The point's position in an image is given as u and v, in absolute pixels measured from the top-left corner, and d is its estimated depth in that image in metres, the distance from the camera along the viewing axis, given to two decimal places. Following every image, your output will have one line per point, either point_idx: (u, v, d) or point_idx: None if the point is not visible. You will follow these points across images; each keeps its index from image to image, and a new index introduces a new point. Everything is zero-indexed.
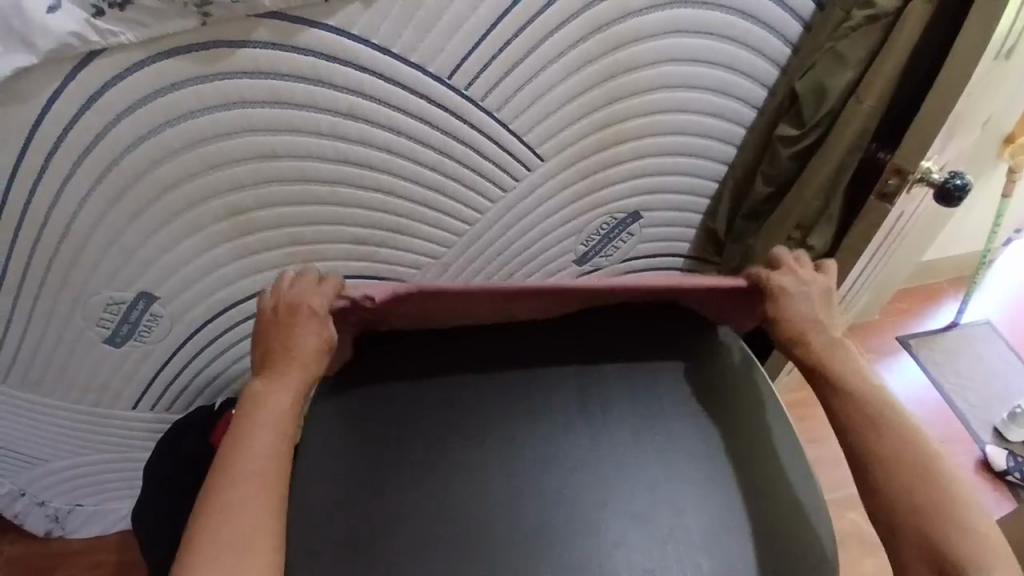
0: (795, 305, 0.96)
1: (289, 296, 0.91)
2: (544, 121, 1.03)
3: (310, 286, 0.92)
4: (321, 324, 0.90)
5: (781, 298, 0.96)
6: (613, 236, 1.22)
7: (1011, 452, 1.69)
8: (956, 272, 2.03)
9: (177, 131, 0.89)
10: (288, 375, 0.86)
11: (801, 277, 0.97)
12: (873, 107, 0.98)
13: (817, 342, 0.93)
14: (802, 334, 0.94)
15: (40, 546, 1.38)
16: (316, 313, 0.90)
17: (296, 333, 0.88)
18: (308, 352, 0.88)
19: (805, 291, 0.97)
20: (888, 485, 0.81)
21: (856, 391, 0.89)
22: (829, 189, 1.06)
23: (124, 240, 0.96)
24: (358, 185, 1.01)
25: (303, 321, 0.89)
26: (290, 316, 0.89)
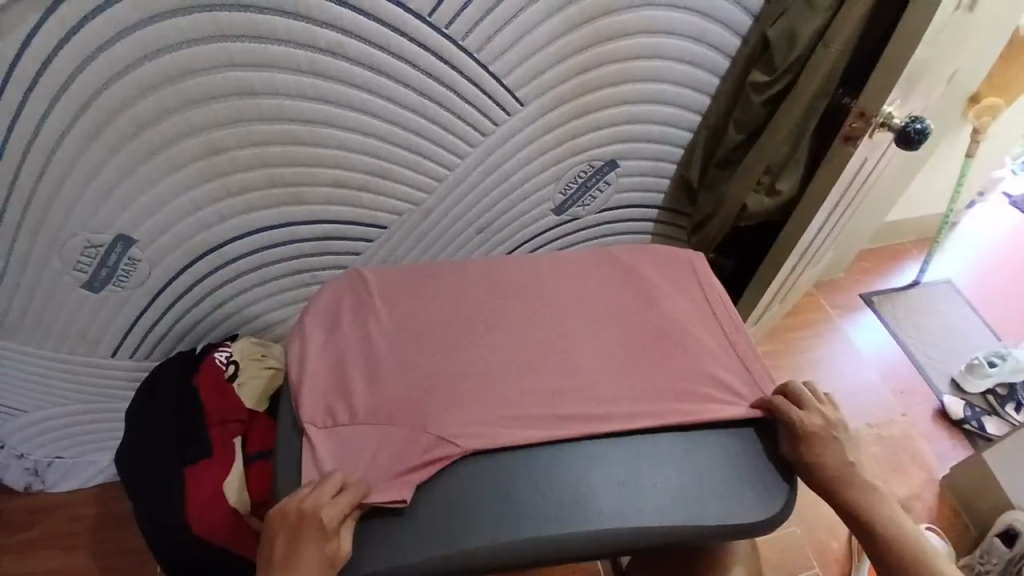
0: (832, 454, 0.86)
1: (304, 504, 0.76)
2: (524, 63, 1.04)
3: (325, 493, 0.77)
4: (329, 542, 0.75)
5: (818, 444, 0.86)
6: (591, 184, 1.25)
7: (968, 402, 1.78)
8: (919, 233, 2.11)
9: (156, 66, 0.89)
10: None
11: (828, 415, 0.89)
12: (841, 51, 1.01)
13: (850, 489, 0.86)
14: (833, 479, 0.86)
15: (20, 500, 1.38)
16: (327, 532, 0.75)
17: (303, 546, 0.74)
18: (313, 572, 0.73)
19: (836, 431, 0.88)
20: None
21: (885, 520, 0.85)
22: (798, 134, 1.09)
23: (103, 180, 0.96)
24: (338, 126, 1.02)
25: (314, 536, 0.75)
26: (300, 527, 0.75)
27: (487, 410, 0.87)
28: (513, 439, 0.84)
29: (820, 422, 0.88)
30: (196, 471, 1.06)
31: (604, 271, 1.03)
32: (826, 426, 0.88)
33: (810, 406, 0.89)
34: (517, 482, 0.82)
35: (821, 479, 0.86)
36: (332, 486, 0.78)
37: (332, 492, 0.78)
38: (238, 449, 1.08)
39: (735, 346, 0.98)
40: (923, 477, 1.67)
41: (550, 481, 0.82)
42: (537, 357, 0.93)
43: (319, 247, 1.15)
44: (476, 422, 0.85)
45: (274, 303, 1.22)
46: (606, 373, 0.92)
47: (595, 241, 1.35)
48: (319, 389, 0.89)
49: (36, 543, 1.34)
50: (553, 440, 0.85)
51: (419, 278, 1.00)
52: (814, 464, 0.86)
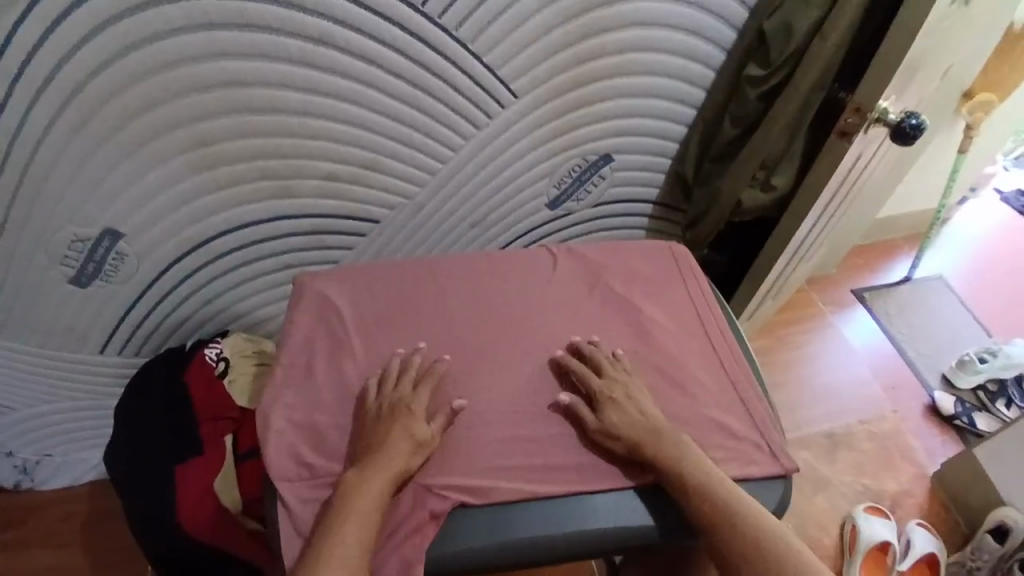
0: (625, 411, 0.83)
1: (392, 399, 0.83)
2: (518, 54, 1.03)
3: (405, 388, 0.84)
4: (418, 426, 0.81)
5: (609, 405, 0.84)
6: (585, 178, 1.24)
7: (959, 398, 1.79)
8: (910, 229, 2.12)
9: (141, 57, 0.87)
10: (386, 463, 0.77)
11: (625, 379, 0.87)
12: (836, 46, 1.00)
13: (660, 451, 0.81)
14: (635, 437, 0.82)
15: (8, 498, 1.36)
16: (413, 417, 0.81)
17: (394, 429, 0.80)
18: (405, 446, 0.79)
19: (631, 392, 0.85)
20: None
21: (687, 477, 0.79)
22: (794, 129, 1.09)
23: (89, 174, 0.94)
24: (330, 118, 1.00)
25: (403, 419, 0.81)
26: (389, 413, 0.82)
27: (474, 462, 0.81)
28: (509, 438, 0.83)
29: (615, 384, 0.86)
30: (188, 470, 1.04)
31: (599, 304, 0.96)
32: (624, 389, 0.85)
33: (607, 370, 0.87)
34: (511, 482, 0.80)
35: (625, 439, 0.82)
36: (410, 380, 0.85)
37: (411, 384, 0.85)
38: (230, 446, 1.05)
39: (739, 392, 0.91)
40: (915, 473, 1.68)
41: (546, 478, 0.81)
42: (530, 397, 0.87)
43: (313, 243, 1.14)
44: (463, 474, 0.80)
45: (265, 300, 1.21)
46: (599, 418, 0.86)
47: (591, 235, 1.34)
48: (289, 443, 0.82)
49: (26, 542, 1.32)
50: (552, 444, 0.84)
51: (398, 312, 0.93)
52: (604, 426, 0.83)
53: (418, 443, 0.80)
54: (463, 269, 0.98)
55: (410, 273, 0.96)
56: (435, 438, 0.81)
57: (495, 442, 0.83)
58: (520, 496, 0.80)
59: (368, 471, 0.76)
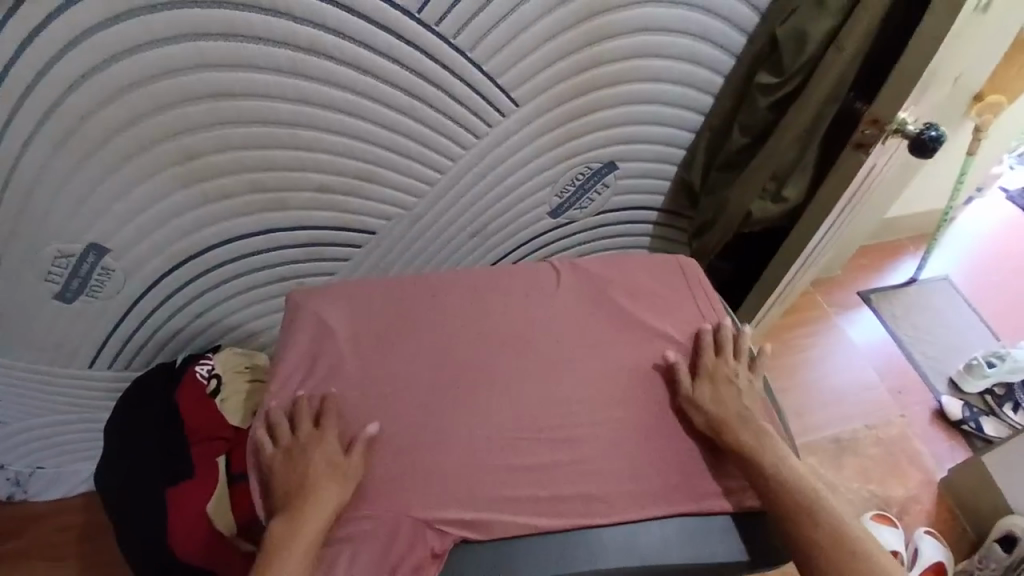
0: (727, 393, 0.85)
1: (303, 435, 0.79)
2: (518, 62, 0.99)
3: (306, 427, 0.80)
4: (338, 456, 0.78)
5: (714, 384, 0.86)
6: (588, 187, 1.20)
7: (966, 403, 1.75)
8: (916, 230, 2.08)
9: (123, 69, 0.83)
10: (308, 515, 0.73)
11: (733, 363, 0.89)
12: (852, 56, 0.96)
13: (744, 433, 0.82)
14: (722, 419, 0.83)
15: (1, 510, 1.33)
16: (330, 449, 0.78)
17: (312, 475, 0.76)
18: (328, 491, 0.76)
19: (732, 377, 0.87)
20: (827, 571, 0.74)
21: (768, 463, 0.80)
22: (806, 139, 1.05)
23: (72, 190, 0.90)
24: (322, 129, 0.96)
25: (321, 459, 0.77)
26: (304, 448, 0.79)
27: (476, 493, 0.78)
28: (510, 465, 0.80)
29: (722, 366, 0.88)
30: (178, 492, 1.00)
31: (606, 323, 0.93)
32: (733, 374, 0.87)
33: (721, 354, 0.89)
34: (513, 515, 0.77)
35: (713, 419, 0.83)
36: (309, 418, 0.81)
37: (312, 422, 0.80)
38: (221, 467, 1.01)
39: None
40: (922, 480, 1.65)
41: (549, 508, 0.79)
42: (532, 422, 0.83)
43: (308, 255, 1.11)
44: (463, 505, 0.77)
45: (259, 311, 1.18)
46: (606, 443, 0.83)
47: (594, 243, 1.31)
48: (278, 474, 0.79)
49: (20, 556, 1.29)
50: (557, 471, 0.81)
51: (396, 331, 0.89)
52: (699, 402, 0.84)
53: (339, 484, 0.76)
54: (463, 286, 0.94)
55: (408, 290, 0.93)
56: (358, 472, 0.78)
57: (498, 472, 0.80)
58: (524, 532, 0.77)
59: (298, 524, 0.73)
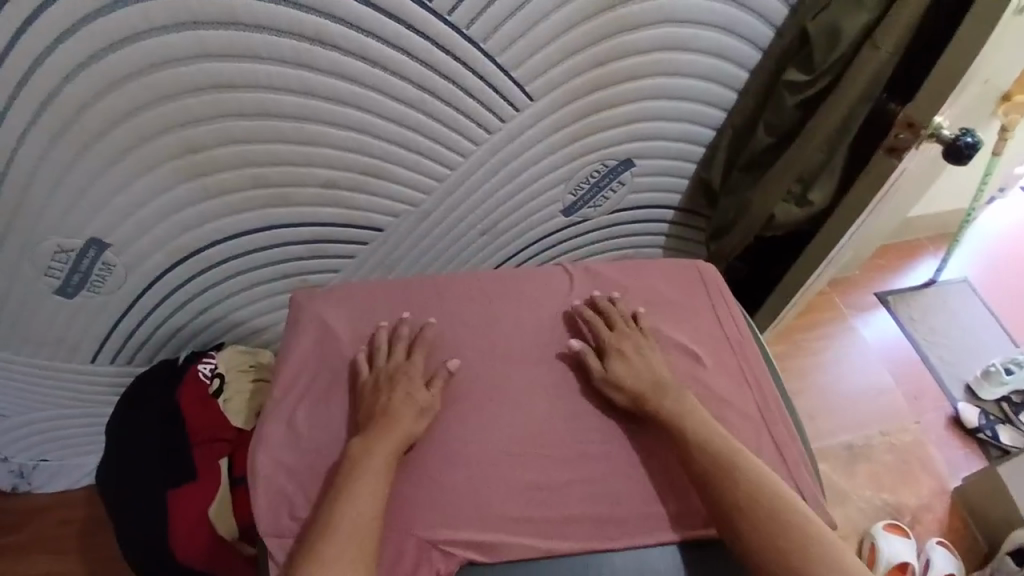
0: (636, 365, 0.83)
1: (392, 365, 0.82)
2: (534, 55, 0.95)
3: (399, 355, 0.83)
4: (424, 387, 0.81)
5: (624, 358, 0.84)
6: (604, 184, 1.16)
7: (983, 411, 1.71)
8: (936, 230, 2.03)
9: (122, 58, 0.80)
10: (390, 432, 0.76)
11: (636, 330, 0.87)
12: (888, 55, 0.92)
13: (664, 404, 0.80)
14: (639, 391, 0.82)
15: (4, 501, 1.31)
16: (417, 380, 0.81)
17: (395, 399, 0.78)
18: (409, 416, 0.78)
19: (636, 346, 0.85)
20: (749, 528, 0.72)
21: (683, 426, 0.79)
22: (836, 141, 1.00)
23: (71, 182, 0.87)
24: (327, 122, 0.92)
25: (403, 386, 0.80)
26: (395, 374, 0.81)
27: (486, 513, 0.76)
28: (518, 481, 0.79)
29: (624, 336, 0.86)
30: (180, 496, 0.98)
31: None
32: (635, 343, 0.85)
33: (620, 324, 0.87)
34: (518, 534, 0.76)
35: (630, 394, 0.82)
36: (403, 347, 0.84)
37: (404, 353, 0.83)
38: (225, 469, 0.99)
39: (768, 427, 0.86)
40: (935, 489, 1.61)
41: (558, 528, 0.77)
42: (540, 437, 0.82)
43: (313, 252, 1.07)
44: (472, 526, 0.75)
45: (264, 308, 1.15)
46: (619, 462, 0.81)
47: (608, 242, 1.27)
48: (277, 487, 0.76)
49: (22, 548, 1.28)
50: (568, 487, 0.79)
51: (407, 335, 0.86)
52: (611, 378, 0.82)
53: (418, 412, 0.79)
54: (474, 289, 0.91)
55: (418, 292, 0.90)
56: (437, 402, 0.81)
57: (507, 491, 0.78)
58: (533, 555, 0.75)
59: (373, 441, 0.75)
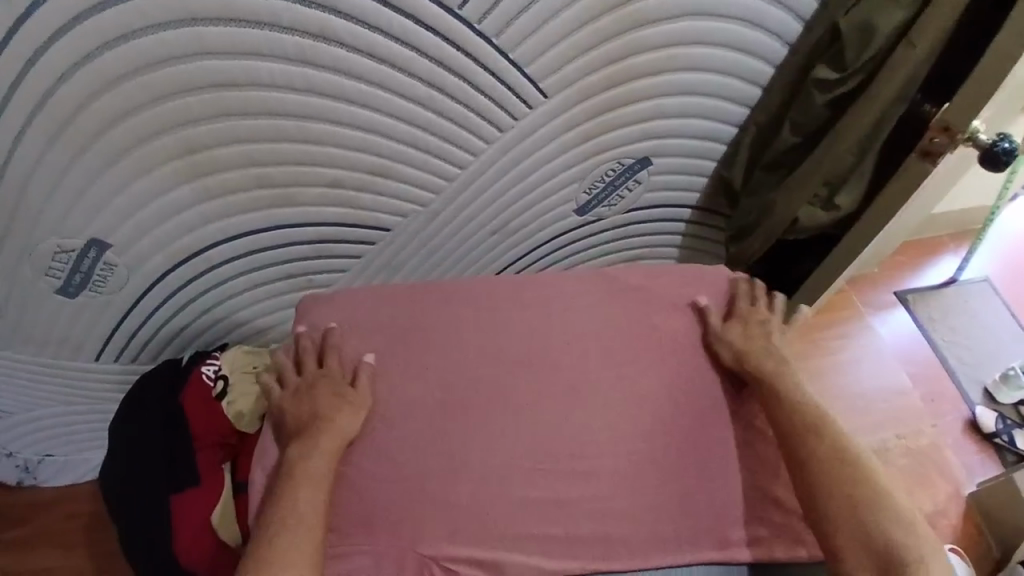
0: (755, 334, 0.87)
1: (310, 375, 0.81)
2: (546, 52, 0.91)
3: (313, 367, 0.82)
4: (342, 386, 0.79)
5: (744, 322, 0.88)
6: (619, 183, 1.12)
7: (1001, 415, 1.66)
8: (958, 226, 1.97)
9: (118, 56, 0.76)
10: (324, 438, 0.75)
11: (762, 306, 0.91)
12: (925, 53, 0.89)
13: (766, 365, 0.84)
14: (746, 351, 0.85)
15: (11, 495, 1.30)
16: (335, 382, 0.80)
17: (321, 405, 0.78)
18: (340, 419, 0.77)
19: (760, 318, 0.89)
20: (825, 485, 0.77)
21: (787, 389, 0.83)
22: (866, 145, 0.97)
23: (69, 183, 0.84)
24: (332, 121, 0.89)
25: (326, 392, 0.79)
26: (314, 382, 0.80)
27: (492, 531, 0.76)
28: (526, 495, 0.77)
29: (753, 306, 0.90)
30: (184, 500, 0.96)
31: (639, 340, 0.86)
32: (764, 316, 0.89)
33: (759, 296, 0.91)
34: (524, 552, 0.75)
35: (737, 350, 0.85)
36: (314, 358, 0.82)
37: (316, 361, 0.82)
38: (228, 475, 0.98)
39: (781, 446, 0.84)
40: (950, 493, 1.57)
41: (563, 549, 0.76)
42: (549, 450, 0.79)
43: (318, 252, 1.04)
44: (478, 542, 0.75)
45: (269, 307, 1.12)
46: (630, 476, 0.79)
47: (622, 241, 1.23)
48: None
49: (29, 543, 1.27)
50: (579, 501, 0.78)
51: (413, 342, 0.84)
52: (727, 332, 0.86)
53: (350, 413, 0.78)
54: (485, 293, 0.88)
55: (427, 297, 0.87)
56: (366, 398, 0.79)
57: (515, 510, 0.77)
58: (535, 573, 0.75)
59: (312, 447, 0.75)
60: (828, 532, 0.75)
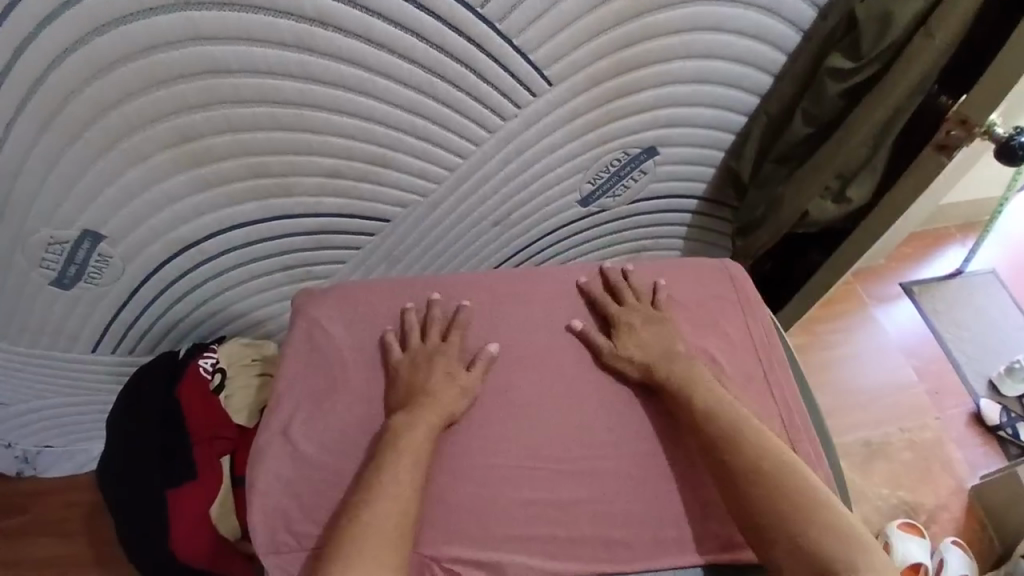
0: (635, 342, 0.82)
1: (428, 347, 0.81)
2: (552, 39, 0.88)
3: (434, 338, 0.81)
4: (456, 364, 0.80)
5: (622, 331, 0.83)
6: (625, 173, 1.10)
7: (1005, 408, 1.64)
8: (965, 218, 1.95)
9: (110, 41, 0.74)
10: (432, 414, 0.75)
11: (632, 303, 0.85)
12: (944, 44, 0.86)
13: (673, 377, 0.79)
14: (648, 365, 0.80)
15: (11, 485, 1.29)
16: (454, 361, 0.80)
17: (434, 379, 0.78)
18: (445, 395, 0.77)
19: (639, 319, 0.84)
20: (753, 498, 0.71)
21: (697, 401, 0.77)
22: (880, 136, 0.94)
23: (61, 172, 0.82)
24: (330, 109, 0.87)
25: (443, 368, 0.79)
26: (432, 355, 0.80)
27: (491, 532, 0.74)
28: (527, 495, 0.75)
29: (629, 310, 0.85)
30: (181, 495, 0.94)
31: None
32: (639, 318, 0.84)
33: (625, 297, 0.86)
34: (524, 553, 0.73)
35: (639, 365, 0.81)
36: (438, 330, 0.82)
37: (440, 334, 0.82)
38: (226, 468, 0.96)
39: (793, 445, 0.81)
40: (953, 487, 1.56)
41: (565, 549, 0.74)
42: (551, 448, 0.78)
43: (316, 243, 1.02)
44: (478, 542, 0.73)
45: (267, 299, 1.10)
46: (636, 476, 0.78)
47: (628, 233, 1.20)
48: (274, 505, 0.74)
49: (29, 533, 1.26)
50: (582, 501, 0.76)
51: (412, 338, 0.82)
52: (617, 352, 0.81)
53: (458, 392, 0.78)
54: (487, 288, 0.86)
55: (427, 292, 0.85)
56: (478, 380, 0.79)
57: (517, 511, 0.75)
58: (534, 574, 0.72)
59: (416, 419, 0.74)
60: (759, 536, 0.70)
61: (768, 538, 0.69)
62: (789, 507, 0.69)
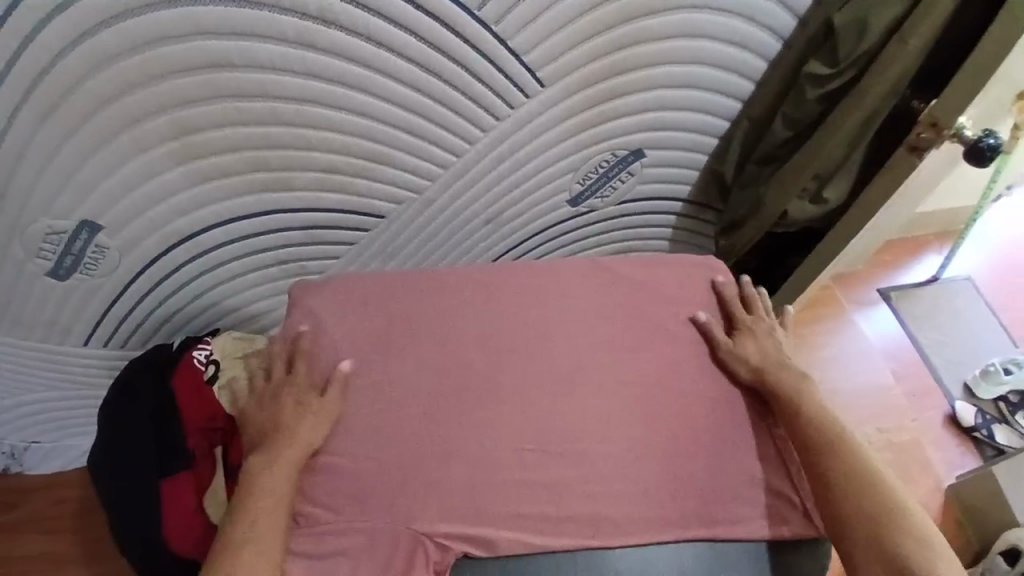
0: (756, 347, 0.87)
1: (278, 383, 0.83)
2: (545, 40, 0.92)
3: (280, 371, 0.83)
4: (308, 395, 0.81)
5: (747, 335, 0.88)
6: (613, 174, 1.13)
7: (979, 410, 1.70)
8: (942, 226, 2.01)
9: (114, 34, 0.76)
10: (287, 449, 0.77)
11: (757, 315, 0.91)
12: (916, 49, 0.90)
13: (786, 380, 0.84)
14: (763, 366, 0.85)
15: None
16: (306, 392, 0.81)
17: (285, 412, 0.79)
18: (303, 427, 0.78)
19: (763, 329, 0.89)
20: (843, 498, 0.76)
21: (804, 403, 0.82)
22: (856, 138, 0.99)
23: (62, 163, 0.84)
24: (329, 105, 0.89)
25: (293, 402, 0.80)
26: (281, 390, 0.82)
27: (481, 513, 0.76)
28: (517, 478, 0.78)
29: (753, 318, 0.90)
30: (174, 486, 0.95)
31: (631, 327, 0.88)
32: (767, 328, 0.89)
33: (754, 307, 0.91)
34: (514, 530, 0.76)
35: (753, 365, 0.86)
36: (283, 364, 0.84)
37: (285, 367, 0.83)
38: (219, 461, 0.97)
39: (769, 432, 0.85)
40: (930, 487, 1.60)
41: (554, 528, 0.77)
42: (539, 435, 0.80)
43: (311, 238, 1.04)
44: (469, 521, 0.76)
45: (260, 293, 1.12)
46: (621, 461, 0.80)
47: (615, 233, 1.24)
48: None
49: (17, 529, 1.26)
50: (571, 485, 0.79)
51: (404, 328, 0.85)
52: (736, 351, 0.86)
53: (314, 421, 0.79)
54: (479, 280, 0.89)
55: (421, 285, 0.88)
56: (338, 406, 0.80)
57: (506, 493, 0.77)
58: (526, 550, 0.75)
59: (274, 454, 0.77)
60: (838, 528, 0.75)
61: (847, 531, 0.74)
62: (870, 509, 0.74)
